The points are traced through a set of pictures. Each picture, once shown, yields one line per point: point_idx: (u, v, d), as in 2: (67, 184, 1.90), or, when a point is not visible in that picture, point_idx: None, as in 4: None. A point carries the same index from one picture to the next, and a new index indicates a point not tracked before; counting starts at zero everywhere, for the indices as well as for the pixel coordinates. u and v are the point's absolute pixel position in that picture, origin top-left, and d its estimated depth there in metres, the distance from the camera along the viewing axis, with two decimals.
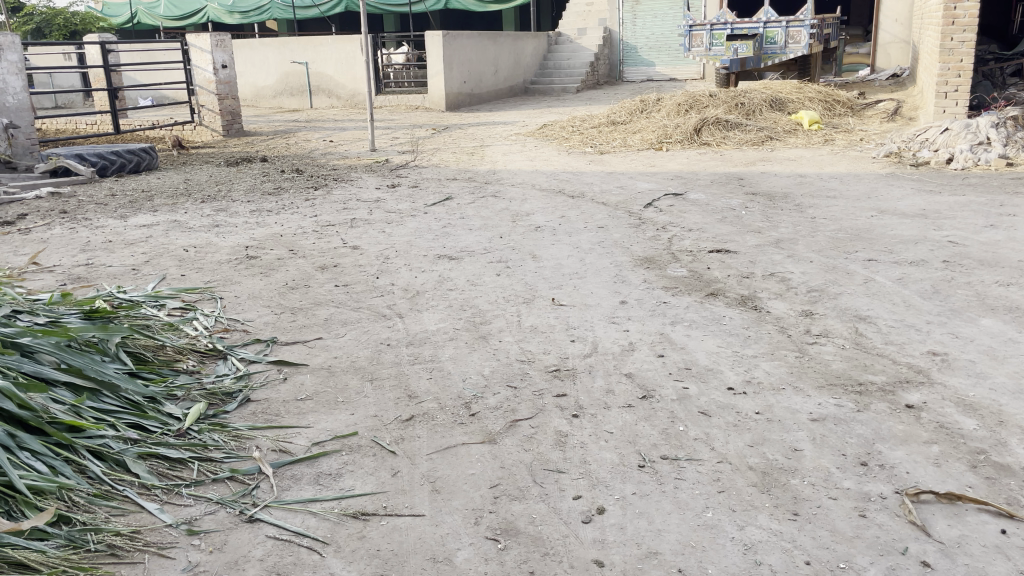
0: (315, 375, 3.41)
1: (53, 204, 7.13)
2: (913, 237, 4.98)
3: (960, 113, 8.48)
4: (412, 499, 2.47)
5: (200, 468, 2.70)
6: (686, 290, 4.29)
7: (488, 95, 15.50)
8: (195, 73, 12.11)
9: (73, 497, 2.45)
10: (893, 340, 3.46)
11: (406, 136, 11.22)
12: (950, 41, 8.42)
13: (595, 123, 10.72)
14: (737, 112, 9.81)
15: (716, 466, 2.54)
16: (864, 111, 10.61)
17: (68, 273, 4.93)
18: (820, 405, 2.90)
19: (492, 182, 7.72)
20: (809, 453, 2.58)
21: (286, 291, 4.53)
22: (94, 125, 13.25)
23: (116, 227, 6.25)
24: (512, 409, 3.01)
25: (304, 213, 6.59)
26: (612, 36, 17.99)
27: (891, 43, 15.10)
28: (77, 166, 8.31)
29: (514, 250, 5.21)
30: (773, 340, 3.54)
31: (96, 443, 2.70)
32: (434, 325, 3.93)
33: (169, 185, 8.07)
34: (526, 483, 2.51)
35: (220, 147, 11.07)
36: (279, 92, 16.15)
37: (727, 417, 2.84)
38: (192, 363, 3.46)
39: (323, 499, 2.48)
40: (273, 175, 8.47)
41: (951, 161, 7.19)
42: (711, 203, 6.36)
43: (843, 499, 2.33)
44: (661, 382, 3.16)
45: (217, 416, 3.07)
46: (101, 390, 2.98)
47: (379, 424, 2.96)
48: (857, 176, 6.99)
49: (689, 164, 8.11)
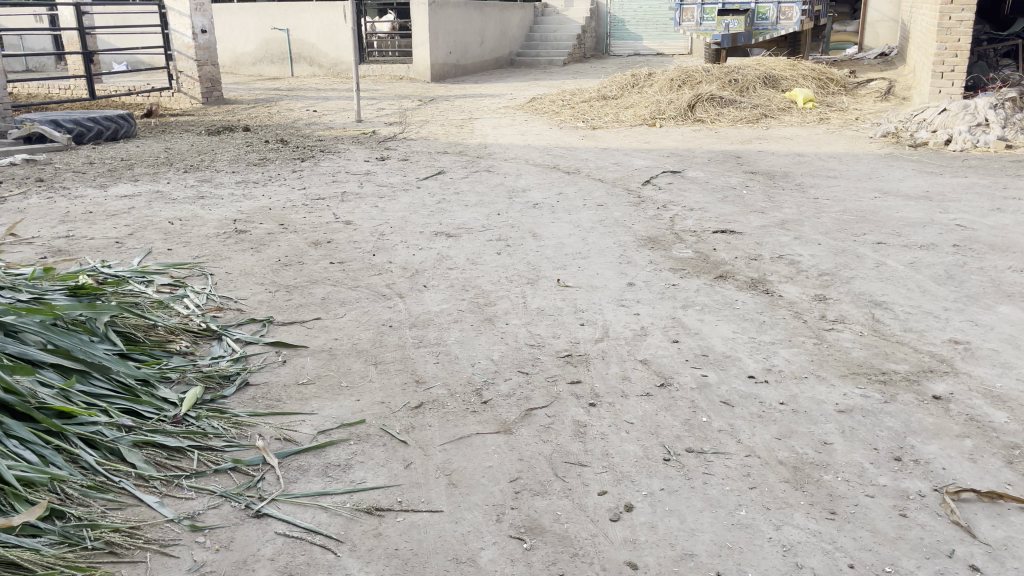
0: (316, 358, 3.26)
1: (28, 172, 6.87)
2: (920, 219, 4.90)
3: (955, 94, 8.40)
4: (428, 494, 2.34)
5: (200, 458, 2.55)
6: (695, 272, 4.18)
7: (473, 66, 15.21)
8: (174, 39, 11.74)
9: (66, 490, 2.30)
10: (912, 328, 3.37)
11: (393, 107, 10.98)
12: (947, 20, 8.32)
13: (586, 97, 10.53)
14: (730, 89, 9.67)
15: (745, 460, 2.44)
16: (857, 90, 10.52)
17: (48, 246, 4.72)
18: (846, 395, 2.81)
19: (484, 156, 7.53)
20: (840, 447, 2.49)
21: (279, 268, 4.35)
22: (69, 90, 12.84)
23: (96, 197, 6.01)
24: (525, 397, 2.88)
25: (292, 185, 6.40)
26: (600, 9, 17.71)
27: (879, 21, 15.07)
28: (52, 132, 8.04)
29: (514, 228, 5.06)
30: (789, 325, 3.45)
31: (88, 431, 2.54)
32: (437, 306, 3.79)
33: (150, 153, 7.81)
34: (547, 477, 2.39)
35: (200, 115, 10.75)
36: (259, 59, 15.74)
37: (751, 408, 2.74)
38: (185, 344, 3.30)
39: (334, 492, 2.35)
40: (257, 145, 8.23)
41: (949, 142, 7.13)
42: (711, 181, 6.26)
43: (882, 498, 2.24)
44: (679, 369, 3.05)
45: (214, 401, 2.91)
46: (91, 372, 2.82)
47: (387, 411, 2.82)
48: (856, 156, 6.91)
49: (685, 140, 7.99)
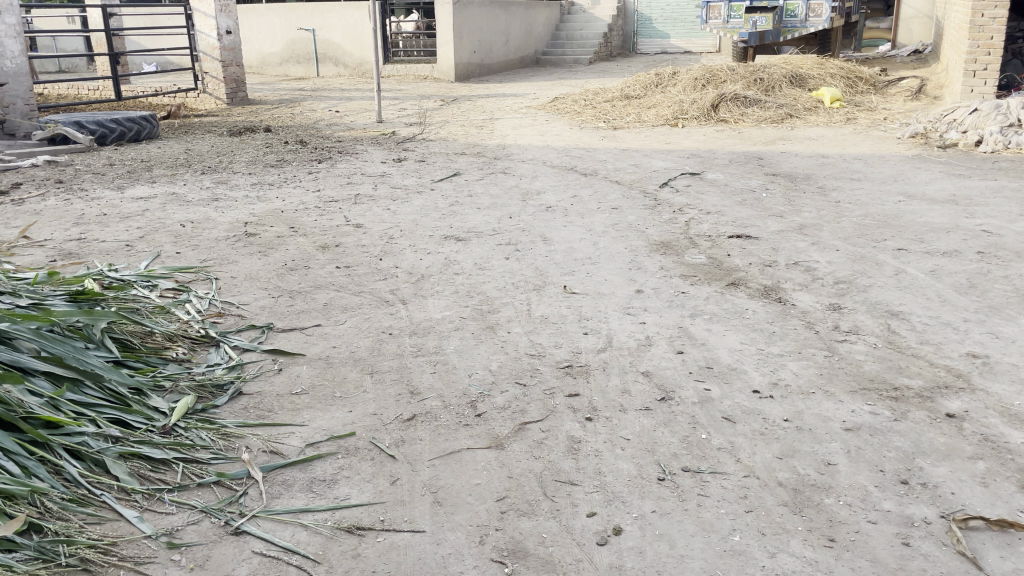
0: (312, 367, 3.21)
1: (49, 173, 6.93)
2: (944, 224, 4.74)
3: (988, 93, 8.16)
4: (412, 512, 2.28)
5: (185, 470, 2.50)
6: (706, 278, 4.07)
7: (498, 65, 15.15)
8: (200, 40, 11.82)
9: (46, 503, 2.26)
10: (929, 340, 3.24)
11: (414, 107, 10.95)
12: (980, 17, 8.11)
13: (608, 96, 10.42)
14: (756, 88, 9.50)
15: (743, 481, 2.34)
16: (887, 89, 10.28)
17: (59, 248, 4.74)
18: (854, 412, 2.69)
19: (502, 157, 7.46)
20: (844, 468, 2.38)
21: (285, 273, 4.32)
22: (97, 90, 12.97)
23: (112, 199, 6.03)
24: (521, 410, 2.80)
25: (307, 187, 6.38)
26: (627, 7, 17.56)
27: (913, 18, 14.75)
28: (75, 134, 8.11)
29: (524, 232, 4.97)
30: (799, 336, 3.33)
31: (74, 442, 2.50)
32: (439, 313, 3.72)
33: (169, 155, 7.85)
34: (534, 497, 2.31)
35: (223, 116, 10.82)
36: (285, 60, 15.81)
37: (753, 424, 2.64)
38: (182, 352, 3.26)
39: (316, 509, 2.30)
40: (276, 146, 8.24)
41: (980, 143, 6.91)
42: (731, 183, 6.12)
43: (884, 524, 2.13)
44: (681, 382, 2.95)
45: (205, 411, 2.87)
46: (82, 381, 2.78)
47: (378, 424, 2.76)
48: (882, 158, 6.73)
49: (707, 141, 7.86)
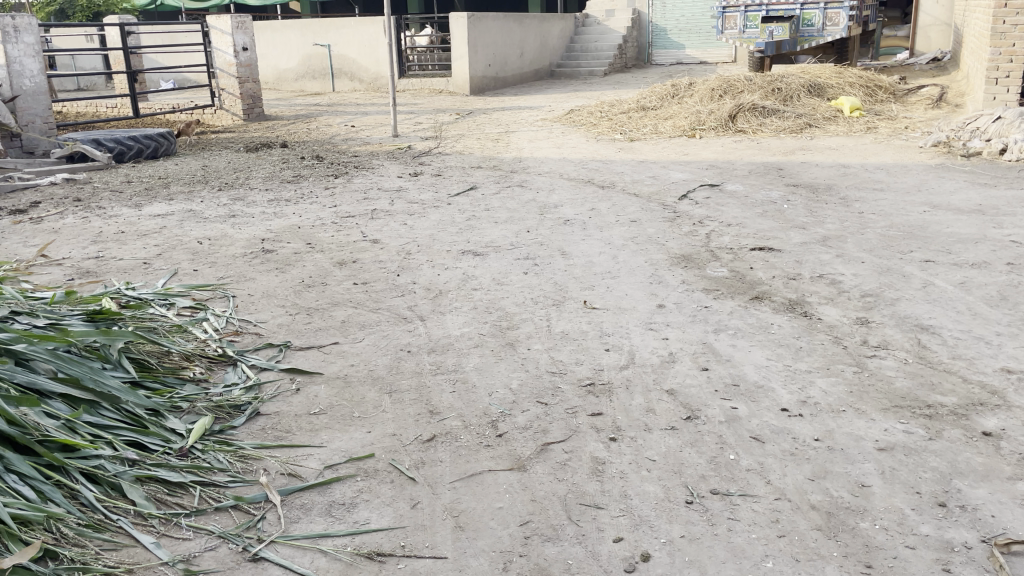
0: (330, 386, 3.16)
1: (67, 191, 6.96)
2: (972, 235, 4.64)
3: (1011, 100, 8.01)
4: (433, 538, 2.22)
5: (202, 494, 2.46)
6: (729, 292, 4.00)
7: (513, 78, 15.14)
8: (216, 57, 11.88)
9: (62, 529, 2.23)
10: (961, 356, 3.15)
11: (430, 121, 10.95)
12: (1002, 24, 8.00)
13: (624, 108, 10.37)
14: (774, 98, 9.42)
15: (774, 504, 2.27)
16: (906, 97, 10.16)
17: (77, 267, 4.73)
18: (887, 431, 2.61)
19: (518, 170, 7.42)
20: (879, 490, 2.30)
21: (302, 290, 4.28)
22: (116, 108, 13.06)
23: (130, 217, 6.04)
24: (543, 430, 2.74)
25: (323, 203, 6.36)
26: (641, 18, 17.55)
27: (931, 26, 14.62)
28: (94, 151, 8.15)
29: (542, 246, 4.92)
30: (827, 352, 3.25)
31: (91, 465, 2.47)
32: (458, 329, 3.68)
33: (187, 171, 7.87)
34: (559, 521, 2.25)
35: (240, 132, 10.86)
36: (301, 75, 15.89)
37: (783, 444, 2.56)
38: (199, 372, 3.23)
39: (335, 535, 2.25)
40: (293, 161, 8.25)
41: (1004, 151, 6.79)
42: (751, 195, 6.04)
43: (923, 550, 2.05)
44: (707, 401, 2.87)
45: (223, 432, 2.83)
46: (99, 402, 2.75)
47: (398, 445, 2.71)
48: (904, 167, 6.64)
49: (725, 152, 7.79)
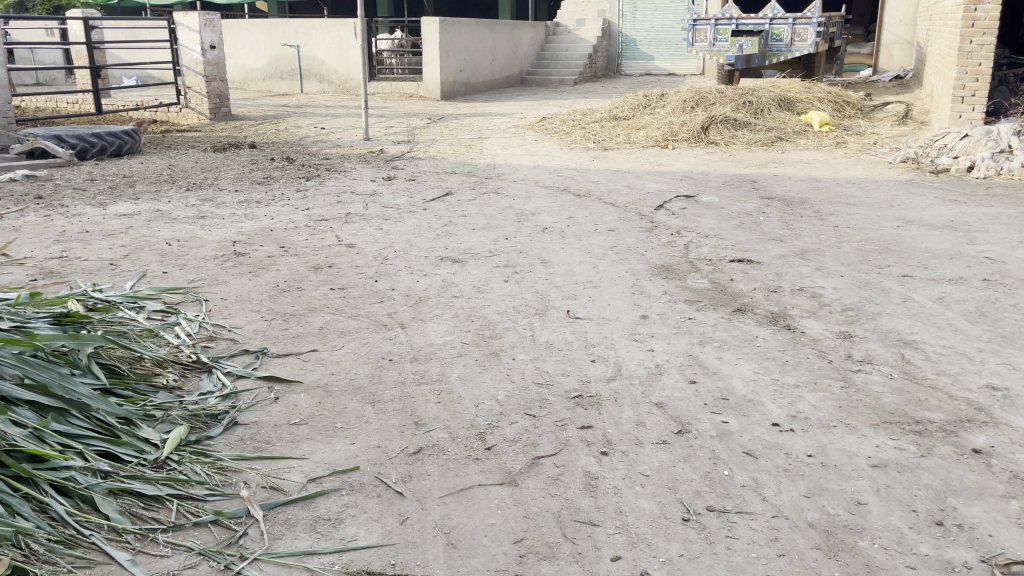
0: (310, 396, 3.07)
1: (28, 188, 6.75)
2: (946, 251, 4.70)
3: (976, 119, 8.20)
4: (425, 555, 2.15)
5: (179, 508, 2.35)
6: (711, 304, 3.99)
7: (484, 84, 15.10)
8: (182, 54, 11.62)
9: (31, 544, 2.10)
10: (945, 371, 3.17)
11: (402, 125, 10.84)
12: (968, 44, 8.16)
13: (597, 117, 10.38)
14: (744, 110, 9.49)
15: (772, 522, 2.23)
16: (873, 113, 10.33)
17: (40, 267, 4.56)
18: (879, 447, 2.60)
19: (492, 177, 7.36)
20: (876, 508, 2.28)
21: (277, 294, 4.18)
22: (76, 103, 12.73)
23: (94, 216, 5.85)
24: (532, 443, 2.68)
25: (295, 206, 6.23)
26: (611, 28, 17.70)
27: (894, 44, 14.85)
28: (55, 148, 7.93)
29: (522, 255, 4.86)
30: (813, 366, 3.24)
31: (61, 477, 2.34)
32: (440, 337, 3.61)
33: (153, 170, 7.68)
34: (554, 539, 2.19)
35: (206, 132, 10.64)
36: (269, 76, 15.68)
37: (776, 460, 2.53)
38: (172, 379, 3.11)
39: (322, 552, 2.16)
40: (263, 162, 8.09)
41: (971, 168, 6.92)
42: (726, 207, 6.05)
43: (924, 570, 2.03)
44: (697, 415, 2.84)
45: (199, 442, 2.72)
46: (68, 410, 2.61)
47: (383, 457, 2.63)
48: (875, 182, 6.71)
49: (697, 163, 7.81)
